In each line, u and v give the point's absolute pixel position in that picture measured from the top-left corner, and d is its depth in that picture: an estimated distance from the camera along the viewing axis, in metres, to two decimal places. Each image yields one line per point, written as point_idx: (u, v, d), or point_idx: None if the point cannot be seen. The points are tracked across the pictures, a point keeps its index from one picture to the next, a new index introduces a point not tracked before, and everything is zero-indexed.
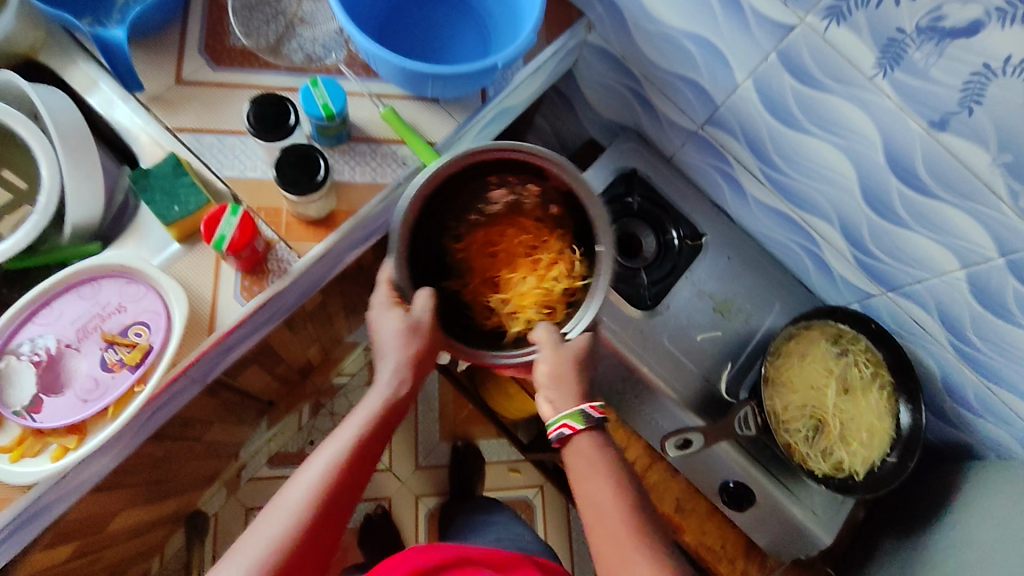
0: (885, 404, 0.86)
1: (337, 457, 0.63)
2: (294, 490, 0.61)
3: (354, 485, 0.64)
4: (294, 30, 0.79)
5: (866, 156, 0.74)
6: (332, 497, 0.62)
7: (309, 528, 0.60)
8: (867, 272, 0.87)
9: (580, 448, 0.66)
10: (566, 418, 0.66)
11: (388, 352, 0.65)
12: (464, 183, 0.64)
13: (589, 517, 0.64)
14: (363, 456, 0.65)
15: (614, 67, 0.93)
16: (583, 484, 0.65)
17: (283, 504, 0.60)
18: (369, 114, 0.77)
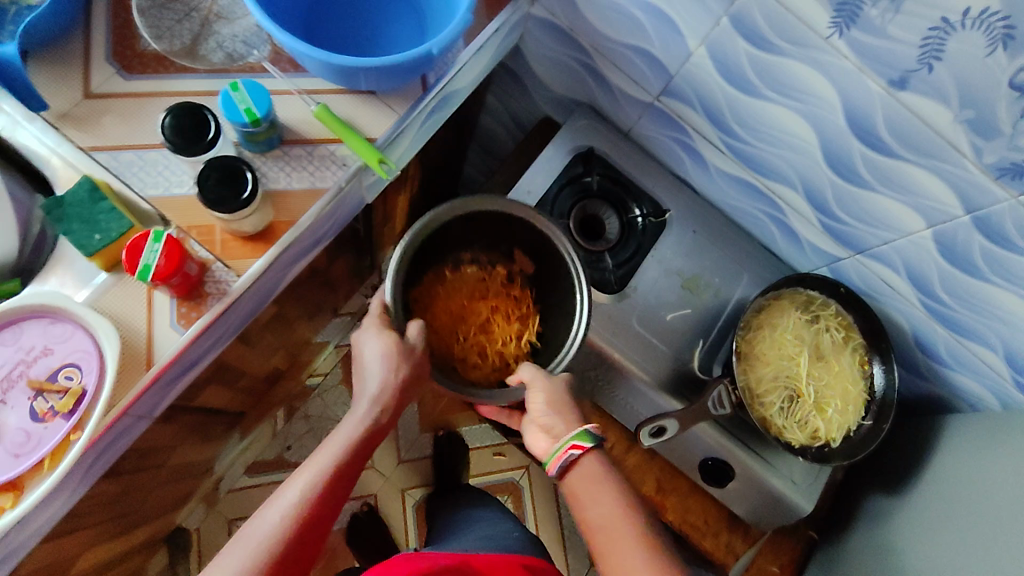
0: (858, 366, 0.86)
1: (312, 482, 0.64)
2: (272, 507, 0.62)
3: (328, 512, 0.64)
4: (210, 27, 0.72)
5: (827, 121, 0.71)
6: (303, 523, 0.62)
7: (283, 546, 0.60)
8: (834, 235, 0.85)
9: (582, 470, 0.69)
10: (573, 438, 0.69)
11: (370, 375, 0.70)
12: (446, 246, 0.80)
13: (598, 537, 0.65)
14: (340, 485, 0.66)
15: (562, 41, 0.88)
16: (586, 500, 0.67)
17: (259, 522, 0.61)
18: (300, 113, 0.72)
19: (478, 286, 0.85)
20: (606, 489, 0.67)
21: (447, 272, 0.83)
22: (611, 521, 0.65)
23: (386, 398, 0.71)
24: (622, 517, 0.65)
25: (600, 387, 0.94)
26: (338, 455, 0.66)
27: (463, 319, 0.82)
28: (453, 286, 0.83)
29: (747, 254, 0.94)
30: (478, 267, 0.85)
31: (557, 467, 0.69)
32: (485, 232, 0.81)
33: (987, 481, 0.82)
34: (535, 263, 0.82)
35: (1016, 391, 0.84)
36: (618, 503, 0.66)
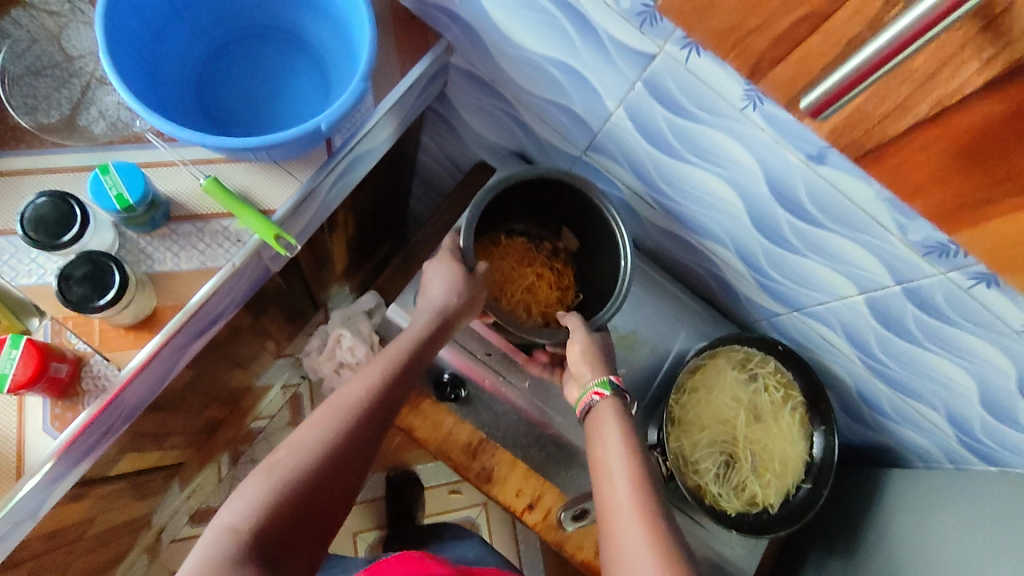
0: (798, 428, 0.82)
1: (375, 383, 0.61)
2: (335, 402, 0.59)
3: (384, 418, 0.60)
4: (92, 92, 0.68)
5: (751, 188, 0.68)
6: (368, 419, 0.59)
7: (349, 438, 0.56)
8: (770, 293, 0.82)
9: (598, 414, 0.64)
10: (594, 386, 0.66)
11: (436, 290, 0.71)
12: (498, 217, 0.83)
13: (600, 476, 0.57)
14: (401, 386, 0.64)
15: (485, 91, 0.85)
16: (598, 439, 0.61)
17: (322, 414, 0.57)
18: (190, 186, 0.67)
19: (525, 254, 0.85)
20: (615, 427, 0.61)
21: (499, 236, 0.84)
22: (616, 459, 0.57)
23: (446, 316, 0.69)
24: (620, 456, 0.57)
25: (535, 449, 0.90)
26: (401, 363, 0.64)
27: (509, 282, 0.83)
28: (505, 255, 0.84)
29: (686, 306, 0.90)
30: (527, 240, 0.86)
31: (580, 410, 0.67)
32: (544, 204, 0.83)
33: (929, 540, 0.79)
34: (581, 241, 0.84)
35: (962, 449, 0.80)
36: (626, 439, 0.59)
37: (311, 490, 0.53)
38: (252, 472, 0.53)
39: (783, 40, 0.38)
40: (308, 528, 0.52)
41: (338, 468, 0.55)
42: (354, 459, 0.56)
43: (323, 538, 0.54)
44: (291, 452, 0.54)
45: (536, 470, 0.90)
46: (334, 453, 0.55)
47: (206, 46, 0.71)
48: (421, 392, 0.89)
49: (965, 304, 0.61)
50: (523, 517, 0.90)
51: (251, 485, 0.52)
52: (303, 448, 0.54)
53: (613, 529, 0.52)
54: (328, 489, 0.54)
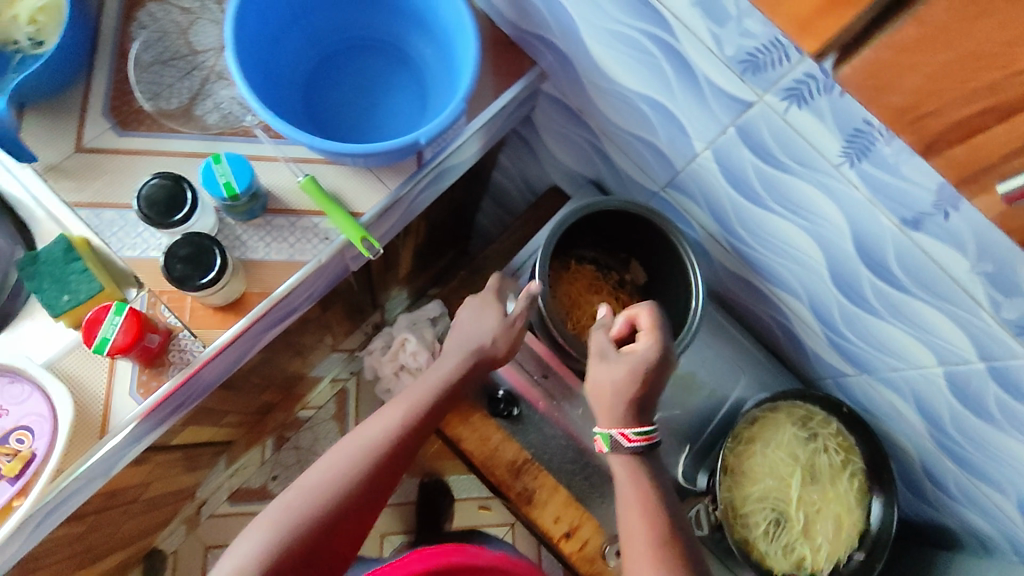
0: (855, 495, 0.79)
1: (393, 430, 0.70)
2: (348, 448, 0.69)
3: (398, 460, 0.70)
4: (209, 86, 0.73)
5: (835, 244, 0.67)
6: (379, 463, 0.68)
7: (356, 483, 0.66)
8: (841, 352, 0.80)
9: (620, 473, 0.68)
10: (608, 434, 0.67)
11: (472, 335, 0.77)
12: (570, 243, 0.83)
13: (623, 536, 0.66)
14: (421, 428, 0.73)
15: (571, 119, 0.87)
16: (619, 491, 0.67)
17: (335, 460, 0.67)
18: (287, 181, 0.71)
19: (592, 281, 0.85)
20: (640, 482, 0.67)
21: (569, 262, 0.84)
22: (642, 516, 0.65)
23: (481, 359, 0.76)
24: (644, 518, 0.65)
25: (579, 478, 0.89)
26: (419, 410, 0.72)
27: (575, 307, 0.83)
28: (574, 281, 0.84)
29: (747, 352, 0.88)
30: (595, 268, 0.86)
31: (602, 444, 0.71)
32: (618, 235, 0.83)
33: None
34: (650, 274, 0.84)
35: None
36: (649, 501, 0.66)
37: (320, 527, 0.64)
38: (268, 507, 0.64)
39: (961, 129, 0.28)
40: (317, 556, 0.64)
41: (345, 508, 0.65)
42: (362, 500, 0.67)
43: (333, 563, 0.66)
44: (304, 494, 0.64)
45: (576, 499, 0.87)
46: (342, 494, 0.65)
47: (317, 52, 0.76)
48: (472, 404, 0.89)
49: None
50: (559, 546, 0.86)
51: (266, 521, 0.62)
52: (315, 489, 0.65)
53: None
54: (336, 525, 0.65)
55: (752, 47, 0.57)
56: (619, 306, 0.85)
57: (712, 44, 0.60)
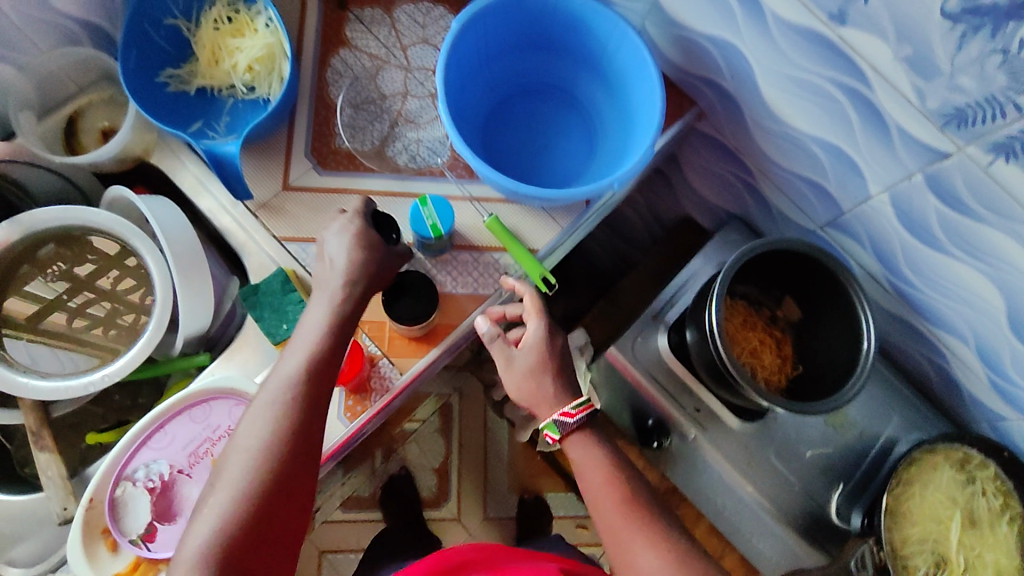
0: (1016, 542, 0.78)
1: (297, 371, 0.59)
2: (254, 422, 0.57)
3: (318, 408, 0.59)
4: (398, 129, 0.78)
5: (1021, 290, 0.67)
6: (297, 417, 0.58)
7: (272, 451, 0.56)
8: (1003, 395, 0.80)
9: (574, 445, 0.68)
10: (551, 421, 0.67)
11: (328, 276, 0.64)
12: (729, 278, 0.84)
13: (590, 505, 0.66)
14: (324, 373, 0.60)
15: (725, 156, 0.89)
16: (581, 477, 0.67)
17: (247, 435, 0.57)
18: (471, 219, 0.75)
19: (748, 316, 0.86)
20: (597, 452, 0.68)
21: (727, 298, 0.85)
22: (605, 489, 0.65)
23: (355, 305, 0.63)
24: (613, 489, 0.65)
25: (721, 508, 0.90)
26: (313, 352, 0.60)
27: (734, 342, 0.84)
28: (730, 317, 0.85)
29: (897, 391, 0.88)
30: (747, 302, 0.87)
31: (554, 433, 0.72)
32: (775, 272, 0.84)
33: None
34: (805, 312, 0.85)
35: None
36: (604, 466, 0.67)
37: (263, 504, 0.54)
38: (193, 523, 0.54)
39: None
40: (270, 537, 0.54)
41: (282, 473, 0.56)
42: (298, 460, 0.57)
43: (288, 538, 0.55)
44: (234, 482, 0.54)
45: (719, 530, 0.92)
46: (271, 462, 0.55)
47: (496, 96, 0.80)
48: None
49: None
50: None
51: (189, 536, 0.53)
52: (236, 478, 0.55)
53: (636, 568, 0.61)
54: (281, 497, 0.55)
55: (961, 102, 0.58)
56: (773, 342, 0.86)
57: (913, 95, 0.61)
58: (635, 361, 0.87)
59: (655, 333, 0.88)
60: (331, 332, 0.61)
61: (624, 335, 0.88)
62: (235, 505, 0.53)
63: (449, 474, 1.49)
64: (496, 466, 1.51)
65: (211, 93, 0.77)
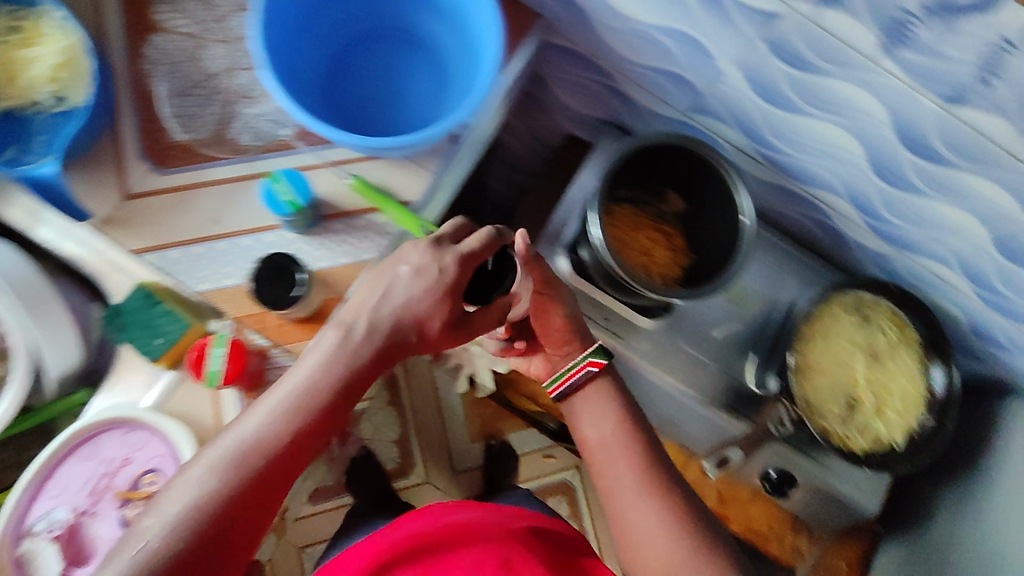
0: (916, 366, 0.84)
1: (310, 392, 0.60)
2: (209, 456, 0.56)
3: (290, 462, 0.59)
4: (234, 108, 0.73)
5: (875, 134, 0.69)
6: (256, 469, 0.57)
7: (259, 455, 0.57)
8: (882, 235, 0.84)
9: (588, 392, 0.80)
10: (591, 357, 0.79)
11: (401, 284, 0.64)
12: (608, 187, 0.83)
13: (593, 436, 0.78)
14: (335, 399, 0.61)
15: (582, 64, 0.87)
16: (591, 418, 0.79)
17: (201, 470, 0.55)
18: (334, 186, 0.72)
19: (635, 220, 0.87)
20: (607, 398, 0.80)
21: (612, 206, 0.85)
22: (612, 445, 0.76)
23: (397, 338, 0.64)
24: (617, 432, 0.77)
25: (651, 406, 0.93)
26: (293, 399, 0.59)
27: (626, 247, 0.85)
28: (617, 224, 0.85)
29: (792, 256, 0.92)
30: (633, 206, 0.88)
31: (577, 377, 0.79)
32: (652, 171, 0.85)
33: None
34: (688, 202, 0.87)
35: None
36: (614, 426, 0.77)
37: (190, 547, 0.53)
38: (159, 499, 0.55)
39: None
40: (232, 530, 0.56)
41: (223, 519, 0.55)
42: (243, 510, 0.56)
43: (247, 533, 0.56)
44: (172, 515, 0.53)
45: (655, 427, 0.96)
46: (214, 507, 0.54)
47: (331, 50, 0.75)
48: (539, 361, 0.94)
49: None
50: None
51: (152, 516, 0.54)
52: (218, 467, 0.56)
53: (625, 504, 0.73)
54: (217, 539, 0.54)
55: None
56: (663, 239, 0.88)
57: None
58: None
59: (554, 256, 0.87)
60: (323, 379, 0.60)
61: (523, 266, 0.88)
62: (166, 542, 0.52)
63: (408, 443, 1.52)
64: (453, 421, 1.53)
65: (16, 113, 0.70)
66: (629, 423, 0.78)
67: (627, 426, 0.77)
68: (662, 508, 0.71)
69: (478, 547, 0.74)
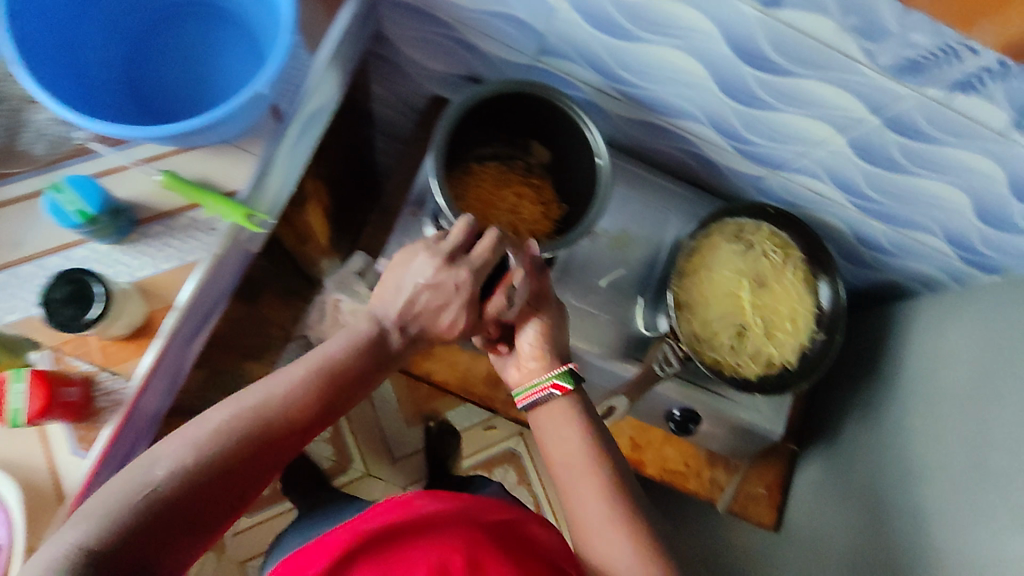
0: (801, 284, 0.83)
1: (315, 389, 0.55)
2: (213, 419, 0.50)
3: (291, 443, 0.53)
4: (20, 112, 0.64)
5: (714, 52, 0.65)
6: (259, 440, 0.51)
7: (246, 444, 0.50)
8: (751, 157, 0.81)
9: (552, 412, 0.64)
10: (555, 378, 0.65)
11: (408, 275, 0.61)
12: (464, 145, 0.80)
13: (556, 463, 0.62)
14: (335, 402, 0.56)
15: (419, 17, 0.78)
16: (552, 443, 0.63)
17: (201, 424, 0.50)
18: (145, 185, 0.65)
19: (501, 176, 0.83)
20: (573, 421, 0.63)
21: (473, 164, 0.82)
22: (579, 467, 0.61)
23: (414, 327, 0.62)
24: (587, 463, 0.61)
25: None
26: (314, 379, 0.55)
27: (493, 206, 0.81)
28: (482, 182, 0.82)
29: (672, 191, 0.89)
30: (499, 162, 0.84)
31: (534, 397, 0.65)
32: (508, 123, 0.81)
33: (941, 355, 0.82)
34: (552, 150, 0.83)
35: (964, 265, 0.83)
36: (585, 449, 0.62)
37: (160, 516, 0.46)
38: (167, 446, 0.48)
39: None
40: (196, 519, 0.48)
41: (200, 494, 0.48)
42: (221, 492, 0.49)
43: (206, 524, 0.49)
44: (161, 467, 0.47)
45: None
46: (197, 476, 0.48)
47: (122, 36, 0.67)
48: None
49: (949, 120, 0.60)
50: None
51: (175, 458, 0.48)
52: (230, 433, 0.50)
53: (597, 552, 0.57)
54: (187, 515, 0.47)
55: None
56: (532, 193, 0.84)
57: None
58: None
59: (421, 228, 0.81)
60: (346, 366, 0.57)
61: (391, 244, 0.82)
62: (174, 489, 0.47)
63: (342, 438, 1.47)
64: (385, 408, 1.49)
65: None
66: (603, 449, 0.62)
67: (601, 445, 0.62)
68: (629, 528, 0.57)
69: (439, 541, 0.53)
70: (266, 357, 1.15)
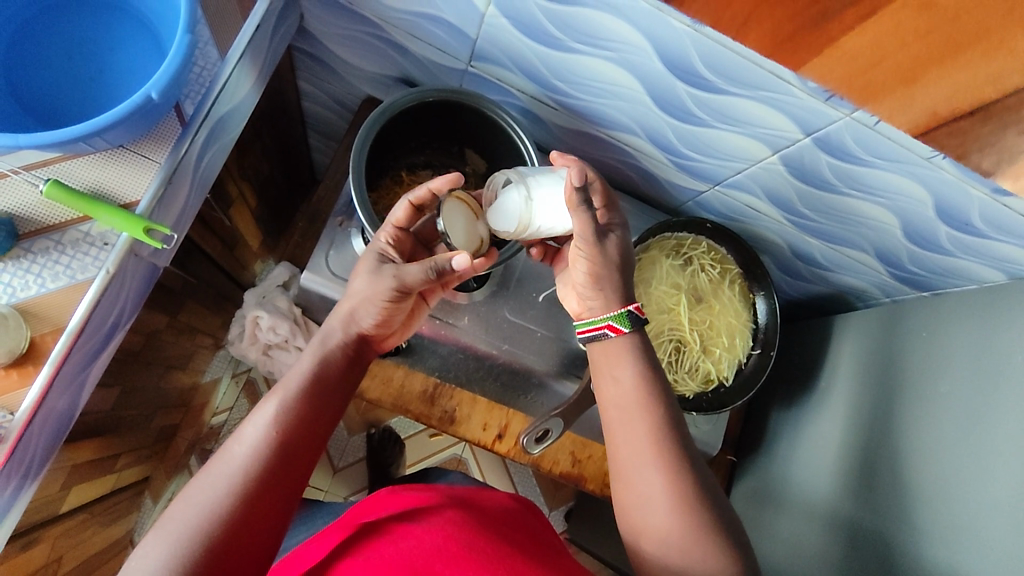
0: (739, 298, 0.84)
1: (293, 402, 0.55)
2: (229, 459, 0.51)
3: (297, 456, 0.53)
4: None
5: (644, 65, 0.63)
6: (269, 468, 0.51)
7: (252, 477, 0.50)
8: (690, 172, 0.80)
9: (610, 352, 0.61)
10: (609, 319, 0.60)
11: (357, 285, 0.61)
12: (394, 152, 0.78)
13: (613, 404, 0.60)
14: (319, 405, 0.56)
15: (346, 17, 0.74)
16: (614, 380, 0.60)
17: (207, 481, 0.50)
18: (31, 196, 0.60)
19: None
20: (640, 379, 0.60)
21: (404, 173, 0.81)
22: (633, 413, 0.58)
23: (364, 333, 0.61)
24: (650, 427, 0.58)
25: (490, 380, 0.87)
26: (303, 389, 0.56)
27: None
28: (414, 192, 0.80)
29: None
30: (433, 170, 0.83)
31: (586, 334, 0.61)
32: (442, 130, 0.79)
33: (867, 368, 0.84)
34: (486, 160, 0.81)
35: (894, 280, 0.84)
36: (641, 397, 0.58)
37: (215, 548, 0.47)
38: (175, 512, 0.48)
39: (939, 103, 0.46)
40: (236, 553, 0.48)
41: (244, 522, 0.49)
42: (253, 522, 0.49)
43: (248, 552, 0.49)
44: (188, 516, 0.48)
45: (497, 401, 0.91)
46: (236, 508, 0.49)
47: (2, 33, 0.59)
48: None
49: (874, 142, 0.60)
50: (496, 448, 0.91)
51: (190, 514, 0.48)
52: (230, 477, 0.50)
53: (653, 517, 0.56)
54: (240, 541, 0.48)
55: None
56: None
57: None
58: (334, 275, 0.77)
59: (349, 239, 0.77)
60: (325, 370, 0.58)
61: (316, 254, 0.77)
62: (200, 542, 0.47)
63: None
64: None
65: None
66: (664, 404, 0.59)
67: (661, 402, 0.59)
68: (672, 504, 0.55)
69: (434, 531, 0.54)
70: (192, 366, 1.07)
